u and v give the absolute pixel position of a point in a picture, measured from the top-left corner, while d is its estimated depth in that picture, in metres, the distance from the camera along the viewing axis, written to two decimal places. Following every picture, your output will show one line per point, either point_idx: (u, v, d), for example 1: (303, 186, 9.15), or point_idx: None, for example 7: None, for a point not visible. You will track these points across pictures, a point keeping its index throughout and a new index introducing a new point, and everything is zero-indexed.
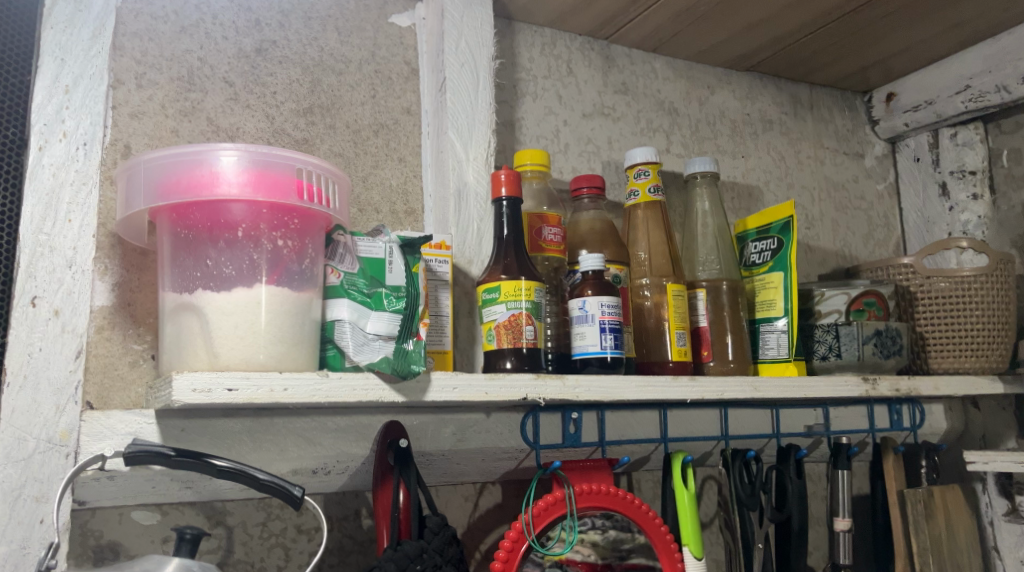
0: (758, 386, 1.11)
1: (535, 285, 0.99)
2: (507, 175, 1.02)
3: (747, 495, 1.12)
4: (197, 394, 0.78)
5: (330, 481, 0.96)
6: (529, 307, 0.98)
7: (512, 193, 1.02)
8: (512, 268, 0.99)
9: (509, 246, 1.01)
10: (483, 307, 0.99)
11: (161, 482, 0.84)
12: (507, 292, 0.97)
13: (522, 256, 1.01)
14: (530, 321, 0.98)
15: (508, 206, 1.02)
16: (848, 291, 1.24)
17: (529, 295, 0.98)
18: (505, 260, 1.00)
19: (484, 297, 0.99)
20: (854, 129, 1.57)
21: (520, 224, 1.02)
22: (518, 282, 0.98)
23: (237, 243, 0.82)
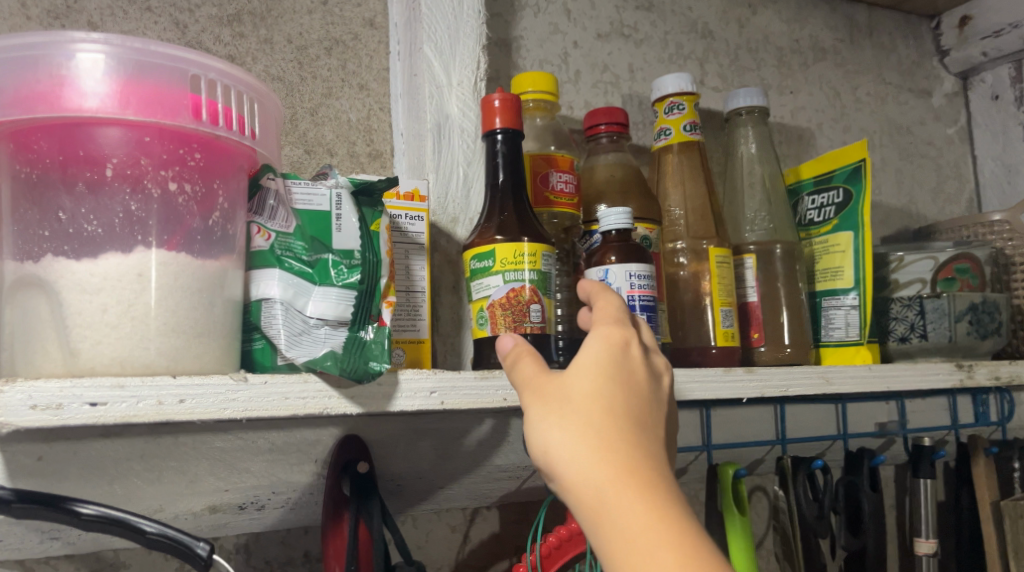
0: (830, 379, 0.85)
1: (541, 248, 0.73)
2: (503, 98, 0.75)
3: (814, 517, 0.87)
4: (37, 413, 0.53)
5: (266, 519, 0.70)
6: (534, 280, 0.72)
7: (509, 125, 0.75)
8: (510, 228, 0.73)
9: (507, 199, 0.75)
10: (471, 281, 0.73)
11: (12, 532, 0.59)
12: (506, 260, 0.71)
13: (523, 210, 0.75)
14: (536, 298, 0.72)
15: (503, 141, 0.75)
16: (935, 255, 0.97)
17: (533, 264, 0.72)
18: (500, 218, 0.74)
19: (472, 267, 0.74)
20: (920, 61, 1.31)
21: (520, 168, 0.76)
22: (518, 245, 0.72)
23: (104, 187, 0.56)
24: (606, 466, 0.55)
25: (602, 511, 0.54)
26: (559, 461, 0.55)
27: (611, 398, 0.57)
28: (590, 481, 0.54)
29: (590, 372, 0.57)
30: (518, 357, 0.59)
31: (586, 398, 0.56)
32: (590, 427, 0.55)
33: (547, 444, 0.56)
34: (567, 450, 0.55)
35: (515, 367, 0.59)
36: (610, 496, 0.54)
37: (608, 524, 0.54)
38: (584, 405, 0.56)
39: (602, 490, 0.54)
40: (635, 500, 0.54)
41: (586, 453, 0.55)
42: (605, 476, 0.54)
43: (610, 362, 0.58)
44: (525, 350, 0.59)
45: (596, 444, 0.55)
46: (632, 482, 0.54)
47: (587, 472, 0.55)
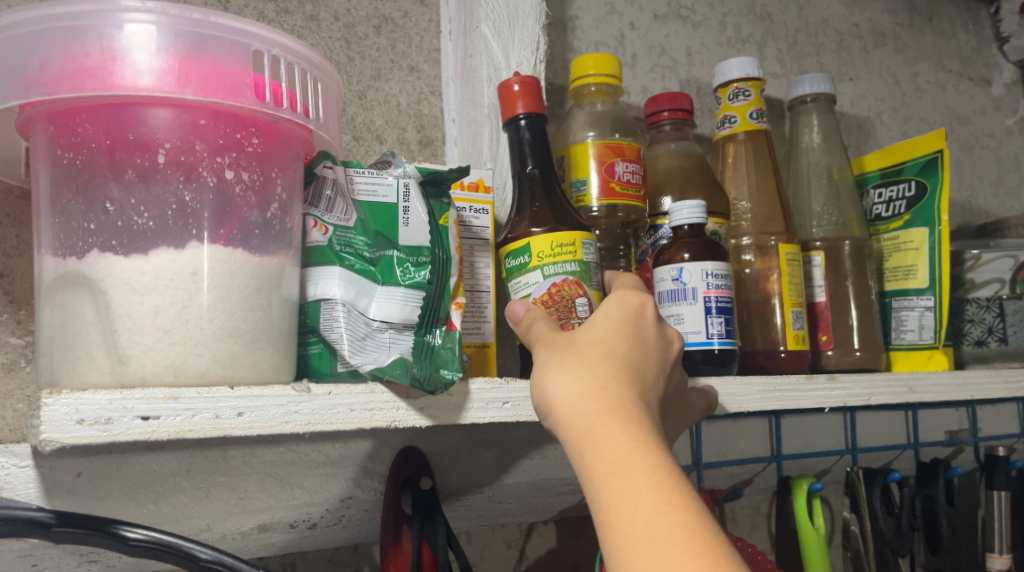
0: (914, 388, 0.79)
1: (580, 236, 0.65)
2: (520, 81, 0.67)
3: (893, 533, 0.82)
4: (86, 428, 0.47)
5: (317, 539, 0.65)
6: (576, 272, 0.64)
7: (531, 108, 0.67)
8: (545, 219, 0.66)
9: (537, 190, 0.67)
10: (507, 280, 0.66)
11: (47, 556, 0.53)
12: (543, 253, 0.64)
13: (556, 199, 0.67)
14: (580, 292, 0.64)
15: (527, 126, 0.68)
16: (1015, 254, 0.91)
17: (571, 253, 0.64)
18: (532, 211, 0.67)
19: (507, 265, 0.66)
20: (980, 48, 1.25)
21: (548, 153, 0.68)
22: (551, 235, 0.64)
23: (155, 175, 0.50)
24: (596, 401, 0.51)
25: (589, 447, 0.50)
26: (552, 396, 0.52)
27: (616, 342, 0.53)
28: (577, 410, 0.51)
29: (601, 321, 0.54)
30: (532, 318, 0.58)
31: (591, 341, 0.53)
32: (585, 362, 0.52)
33: (544, 382, 0.52)
34: (561, 385, 0.52)
35: (529, 326, 0.57)
36: (599, 430, 0.50)
37: (593, 460, 0.49)
38: (588, 349, 0.53)
39: (590, 423, 0.50)
40: (622, 435, 0.49)
41: (577, 387, 0.51)
42: (593, 410, 0.50)
43: (623, 317, 0.55)
44: (540, 313, 0.58)
45: (592, 380, 0.51)
46: (621, 418, 0.50)
47: (579, 405, 0.51)
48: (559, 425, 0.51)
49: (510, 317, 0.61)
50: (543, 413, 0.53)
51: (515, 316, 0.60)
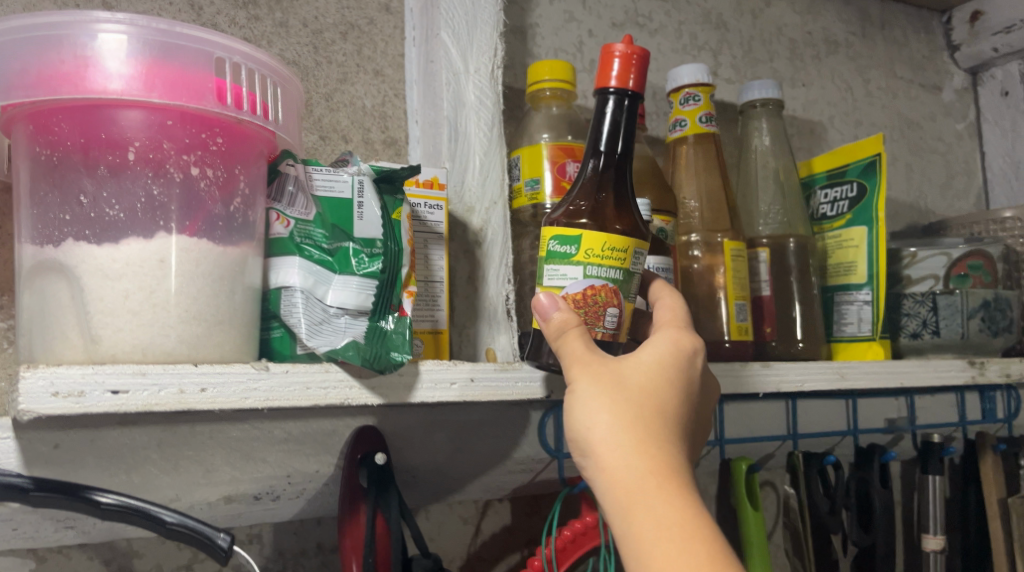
0: (845, 374, 0.85)
1: (634, 244, 0.66)
2: (626, 52, 0.65)
3: (827, 511, 0.88)
4: (61, 400, 0.52)
5: (281, 511, 0.69)
6: (615, 278, 0.66)
7: (627, 86, 0.65)
8: (603, 214, 0.67)
9: (607, 178, 0.67)
10: (545, 262, 0.67)
11: (27, 522, 0.58)
12: (592, 252, 0.65)
13: (624, 192, 0.68)
14: (615, 301, 0.65)
15: (618, 105, 0.66)
16: (948, 251, 0.97)
17: (620, 260, 0.66)
18: (596, 197, 0.67)
19: (551, 249, 0.67)
20: (931, 56, 1.30)
21: (630, 138, 0.67)
22: (607, 235, 0.65)
23: (126, 171, 0.55)
24: (646, 458, 0.59)
25: (634, 495, 0.58)
26: (604, 445, 0.59)
27: (661, 396, 0.61)
28: (630, 467, 0.58)
29: (650, 369, 0.61)
30: (564, 325, 0.62)
31: (640, 392, 0.60)
32: (637, 420, 0.59)
33: (591, 420, 0.60)
34: (607, 432, 0.59)
35: (562, 343, 0.62)
36: (644, 483, 0.58)
37: (637, 509, 0.57)
38: (635, 397, 0.60)
39: (635, 476, 0.58)
40: (666, 493, 0.57)
41: (625, 439, 0.59)
42: (642, 465, 0.58)
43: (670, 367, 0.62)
44: (576, 320, 0.62)
45: (641, 435, 0.59)
46: (663, 476, 0.58)
47: (627, 457, 0.58)
48: (603, 468, 0.59)
49: (538, 307, 0.64)
50: (584, 445, 0.60)
51: (544, 315, 0.63)
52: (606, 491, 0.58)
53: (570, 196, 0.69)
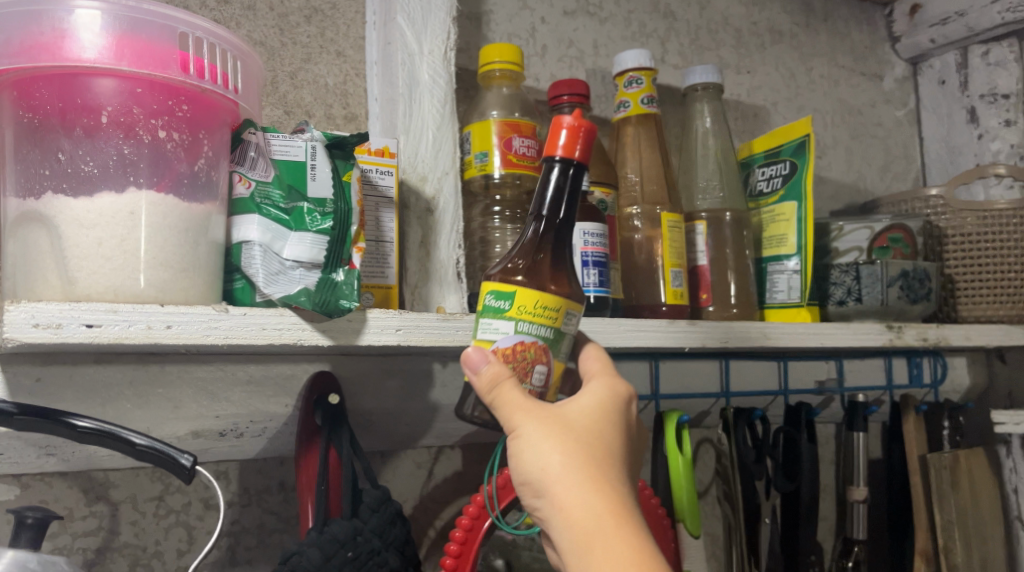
0: (768, 333, 0.93)
1: (567, 305, 0.65)
2: (575, 124, 0.64)
3: (752, 460, 0.96)
4: (40, 331, 0.59)
5: (245, 447, 0.76)
6: (546, 337, 0.64)
7: (572, 159, 0.64)
8: (539, 275, 0.67)
9: (546, 241, 0.67)
10: (477, 316, 0.65)
11: (11, 446, 0.64)
12: (525, 309, 0.63)
13: (561, 256, 0.67)
14: (544, 359, 0.64)
15: (562, 172, 0.65)
16: (871, 225, 1.05)
17: (552, 319, 0.64)
18: (534, 259, 0.67)
19: (484, 302, 0.65)
20: (873, 46, 1.38)
21: (572, 205, 0.66)
22: (541, 293, 0.64)
23: (99, 132, 0.62)
24: (601, 498, 0.60)
25: (592, 535, 0.59)
26: (558, 486, 0.60)
27: (607, 438, 0.63)
28: (586, 507, 0.60)
29: (594, 409, 0.63)
30: (497, 376, 0.62)
31: (589, 433, 0.62)
32: (591, 459, 0.61)
33: (542, 463, 0.61)
34: (561, 473, 0.60)
35: (496, 393, 0.62)
36: (601, 523, 0.59)
37: (596, 548, 0.59)
38: (584, 440, 0.61)
39: (592, 517, 0.59)
40: (623, 531, 0.59)
41: (578, 480, 0.60)
42: (598, 506, 0.60)
43: (611, 408, 0.64)
44: (507, 372, 0.62)
45: (594, 474, 0.61)
46: (618, 513, 0.60)
47: (582, 498, 0.60)
48: (558, 509, 0.60)
49: (467, 363, 0.63)
50: (536, 488, 0.61)
51: (474, 368, 0.62)
52: (564, 532, 0.60)
53: (509, 253, 0.69)
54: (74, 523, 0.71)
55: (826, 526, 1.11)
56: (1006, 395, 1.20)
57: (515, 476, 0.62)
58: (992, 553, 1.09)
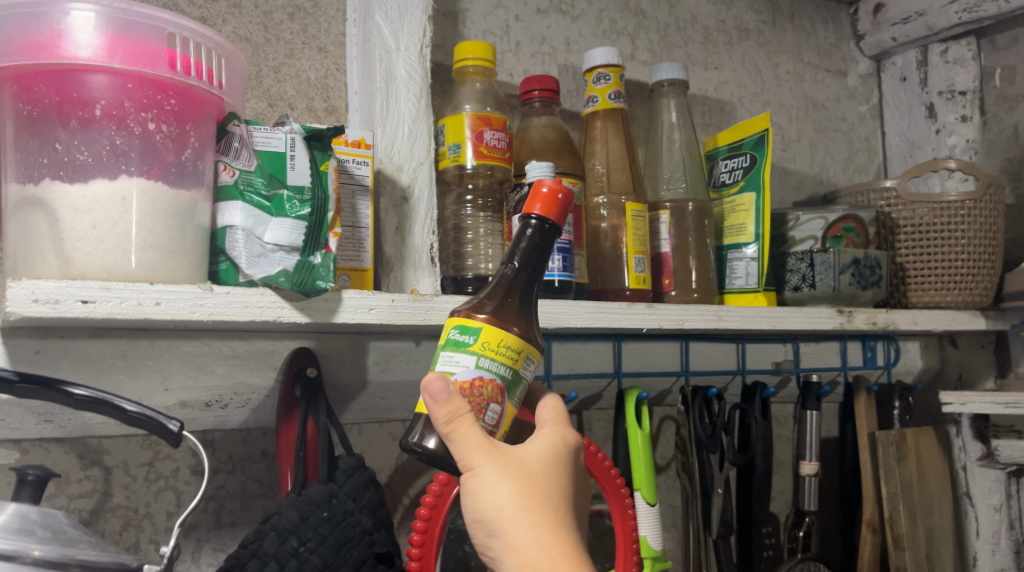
0: (722, 316, 0.99)
1: (527, 350, 0.69)
2: (552, 188, 0.69)
3: (707, 436, 1.01)
4: (39, 306, 0.65)
5: (229, 417, 0.82)
6: (505, 376, 0.68)
7: (546, 214, 0.69)
8: (505, 316, 0.68)
9: (515, 287, 0.69)
10: (440, 349, 0.68)
11: (13, 413, 0.70)
12: (487, 344, 0.67)
13: (528, 303, 0.70)
14: (499, 399, 0.67)
15: (537, 228, 0.69)
16: (825, 215, 1.11)
17: (512, 360, 0.68)
18: (502, 301, 0.69)
19: (449, 336, 0.68)
20: (838, 44, 1.43)
21: (544, 260, 0.70)
22: (504, 333, 0.68)
23: (93, 124, 0.67)
24: (554, 540, 0.65)
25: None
26: (512, 526, 0.65)
27: (557, 484, 0.67)
28: (539, 546, 0.64)
29: (548, 455, 0.68)
30: (457, 409, 0.65)
31: (542, 478, 0.67)
32: (544, 504, 0.66)
33: (498, 504, 0.65)
34: (516, 515, 0.65)
35: (453, 426, 0.65)
36: (555, 563, 0.64)
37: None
38: (538, 484, 0.66)
39: (545, 558, 0.64)
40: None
41: (532, 522, 0.65)
42: (552, 547, 0.64)
43: (562, 456, 0.69)
44: (466, 406, 0.66)
45: (546, 516, 0.65)
46: (570, 555, 0.65)
47: (536, 539, 0.65)
48: (513, 549, 0.64)
49: (426, 391, 0.65)
50: (491, 526, 0.65)
51: (435, 396, 0.65)
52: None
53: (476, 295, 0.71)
54: (70, 486, 0.77)
55: (782, 501, 1.20)
56: (956, 377, 1.26)
57: (469, 516, 0.66)
58: (938, 526, 1.16)
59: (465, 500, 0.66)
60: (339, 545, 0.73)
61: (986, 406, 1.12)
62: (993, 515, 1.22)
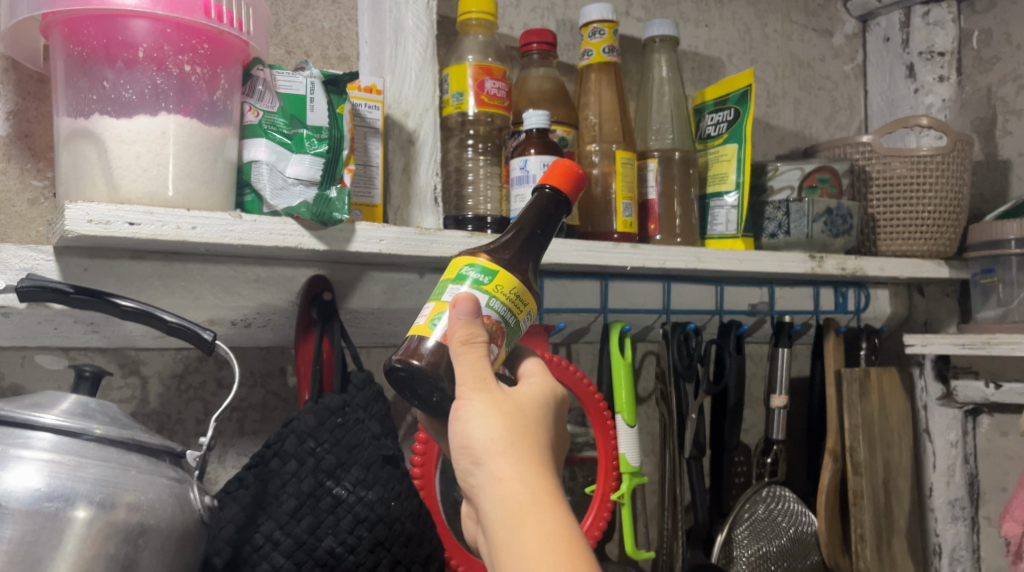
0: (701, 257, 1.08)
1: (529, 306, 0.72)
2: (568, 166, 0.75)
3: (683, 366, 1.11)
4: (93, 226, 0.73)
5: (251, 335, 0.91)
6: (508, 322, 0.71)
7: (559, 185, 0.74)
8: (517, 268, 0.72)
9: (526, 244, 0.73)
10: (452, 280, 0.71)
11: (63, 323, 0.79)
12: (500, 287, 0.70)
13: (535, 263, 0.74)
14: (498, 341, 0.70)
15: (551, 195, 0.74)
16: (802, 166, 1.20)
17: (515, 309, 0.71)
18: (517, 253, 0.72)
19: (461, 272, 0.71)
20: (825, 3, 1.46)
21: (551, 229, 0.75)
22: (515, 281, 0.71)
23: (137, 65, 0.75)
24: (539, 478, 0.64)
25: (527, 509, 0.63)
26: (499, 459, 0.64)
27: (545, 429, 0.67)
28: (524, 482, 0.63)
29: (537, 400, 0.68)
30: (475, 335, 0.66)
31: (531, 418, 0.67)
32: (532, 443, 0.65)
33: (488, 435, 0.64)
34: (504, 448, 0.64)
35: (465, 349, 0.66)
36: (537, 500, 0.63)
37: (529, 522, 0.62)
38: (528, 422, 0.66)
39: (528, 494, 0.63)
40: (556, 510, 0.63)
41: (519, 457, 0.64)
42: (535, 484, 0.64)
43: (550, 406, 0.69)
44: (483, 335, 0.67)
45: (533, 455, 0.65)
46: (554, 496, 0.63)
47: (521, 474, 0.64)
48: (497, 480, 0.64)
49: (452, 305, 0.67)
50: (477, 456, 0.64)
51: (460, 315, 0.67)
52: (499, 502, 0.63)
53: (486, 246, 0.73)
54: (112, 392, 0.86)
55: (752, 434, 1.30)
56: (921, 322, 1.34)
57: (455, 443, 0.65)
58: (896, 457, 1.26)
59: (453, 428, 0.66)
60: (352, 447, 0.83)
61: (944, 347, 1.20)
62: (949, 451, 1.30)
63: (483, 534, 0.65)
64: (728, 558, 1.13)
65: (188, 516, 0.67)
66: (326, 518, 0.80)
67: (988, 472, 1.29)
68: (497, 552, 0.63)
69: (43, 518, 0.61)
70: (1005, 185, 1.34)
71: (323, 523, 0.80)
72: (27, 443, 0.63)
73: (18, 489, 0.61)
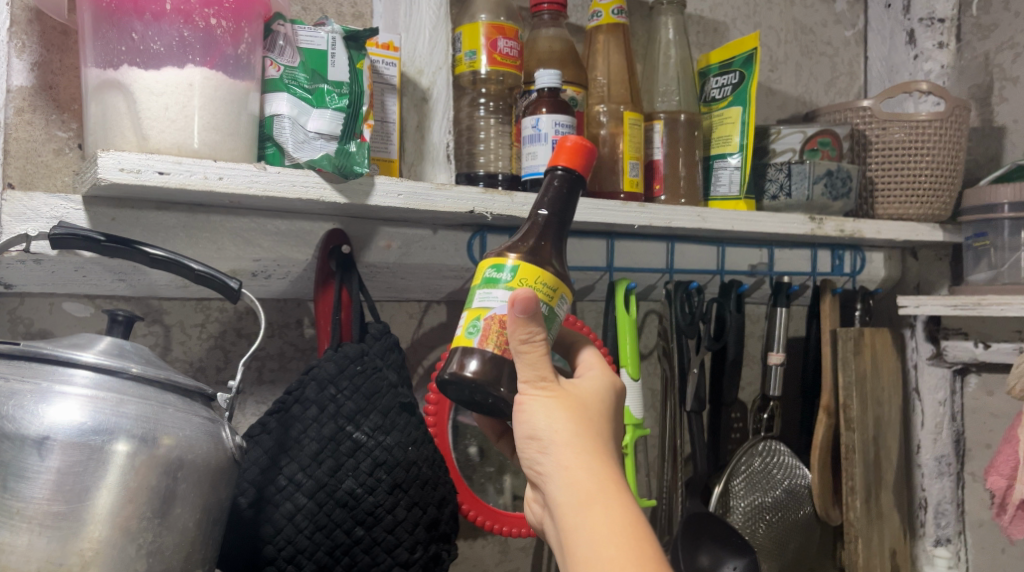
0: (705, 216, 1.10)
1: (562, 290, 0.76)
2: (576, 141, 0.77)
3: (687, 324, 1.14)
4: (125, 174, 0.75)
5: (269, 286, 0.95)
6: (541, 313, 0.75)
7: (572, 163, 0.77)
8: (540, 257, 0.76)
9: (547, 232, 0.77)
10: (480, 286, 0.76)
11: (91, 271, 0.83)
12: (524, 280, 0.74)
13: (558, 247, 0.78)
14: None
15: (566, 175, 0.77)
16: (804, 130, 1.21)
17: (548, 297, 0.75)
18: (537, 245, 0.76)
19: (486, 275, 0.76)
20: None
21: (569, 210, 0.78)
22: (542, 272, 0.75)
23: (165, 18, 0.77)
24: (603, 466, 0.70)
25: (594, 495, 0.69)
26: (565, 449, 0.70)
27: (606, 420, 0.73)
28: (590, 469, 0.69)
29: (598, 394, 0.74)
30: (533, 333, 0.70)
31: (594, 411, 0.72)
32: (597, 433, 0.71)
33: (552, 426, 0.70)
34: (569, 439, 0.70)
35: (528, 345, 0.70)
36: (603, 486, 0.69)
37: (596, 506, 0.68)
38: (590, 413, 0.72)
39: (594, 481, 0.69)
40: (621, 497, 0.69)
41: (585, 448, 0.70)
42: (601, 473, 0.69)
43: (610, 398, 0.75)
44: (540, 331, 0.71)
45: (598, 444, 0.70)
46: (618, 483, 0.70)
47: (586, 463, 0.69)
48: (563, 468, 0.69)
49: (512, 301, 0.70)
50: (544, 445, 0.70)
51: (521, 311, 0.70)
52: (568, 488, 0.69)
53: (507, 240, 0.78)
54: (137, 338, 0.91)
55: (749, 390, 1.34)
56: (914, 284, 1.37)
57: (521, 433, 0.71)
58: (886, 415, 1.30)
59: (519, 419, 0.71)
60: (370, 395, 0.87)
61: (937, 308, 1.23)
62: (937, 410, 1.34)
63: (551, 516, 0.71)
64: (725, 508, 1.19)
65: (221, 452, 0.73)
66: (346, 461, 0.85)
67: (974, 429, 1.33)
68: (565, 533, 0.69)
69: (89, 450, 0.66)
70: (999, 151, 1.36)
71: (343, 466, 0.84)
72: (69, 379, 0.68)
73: (64, 423, 0.66)
